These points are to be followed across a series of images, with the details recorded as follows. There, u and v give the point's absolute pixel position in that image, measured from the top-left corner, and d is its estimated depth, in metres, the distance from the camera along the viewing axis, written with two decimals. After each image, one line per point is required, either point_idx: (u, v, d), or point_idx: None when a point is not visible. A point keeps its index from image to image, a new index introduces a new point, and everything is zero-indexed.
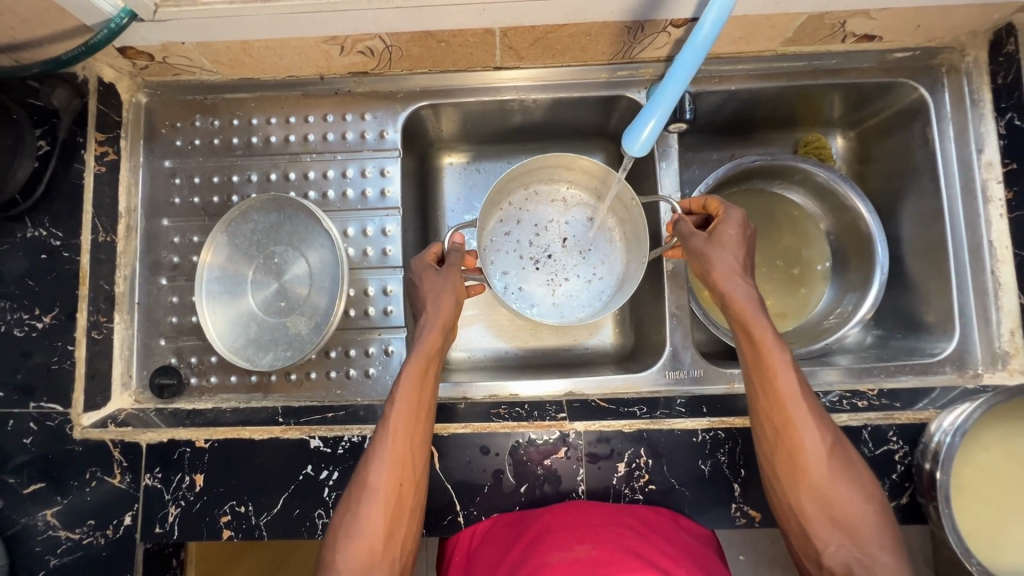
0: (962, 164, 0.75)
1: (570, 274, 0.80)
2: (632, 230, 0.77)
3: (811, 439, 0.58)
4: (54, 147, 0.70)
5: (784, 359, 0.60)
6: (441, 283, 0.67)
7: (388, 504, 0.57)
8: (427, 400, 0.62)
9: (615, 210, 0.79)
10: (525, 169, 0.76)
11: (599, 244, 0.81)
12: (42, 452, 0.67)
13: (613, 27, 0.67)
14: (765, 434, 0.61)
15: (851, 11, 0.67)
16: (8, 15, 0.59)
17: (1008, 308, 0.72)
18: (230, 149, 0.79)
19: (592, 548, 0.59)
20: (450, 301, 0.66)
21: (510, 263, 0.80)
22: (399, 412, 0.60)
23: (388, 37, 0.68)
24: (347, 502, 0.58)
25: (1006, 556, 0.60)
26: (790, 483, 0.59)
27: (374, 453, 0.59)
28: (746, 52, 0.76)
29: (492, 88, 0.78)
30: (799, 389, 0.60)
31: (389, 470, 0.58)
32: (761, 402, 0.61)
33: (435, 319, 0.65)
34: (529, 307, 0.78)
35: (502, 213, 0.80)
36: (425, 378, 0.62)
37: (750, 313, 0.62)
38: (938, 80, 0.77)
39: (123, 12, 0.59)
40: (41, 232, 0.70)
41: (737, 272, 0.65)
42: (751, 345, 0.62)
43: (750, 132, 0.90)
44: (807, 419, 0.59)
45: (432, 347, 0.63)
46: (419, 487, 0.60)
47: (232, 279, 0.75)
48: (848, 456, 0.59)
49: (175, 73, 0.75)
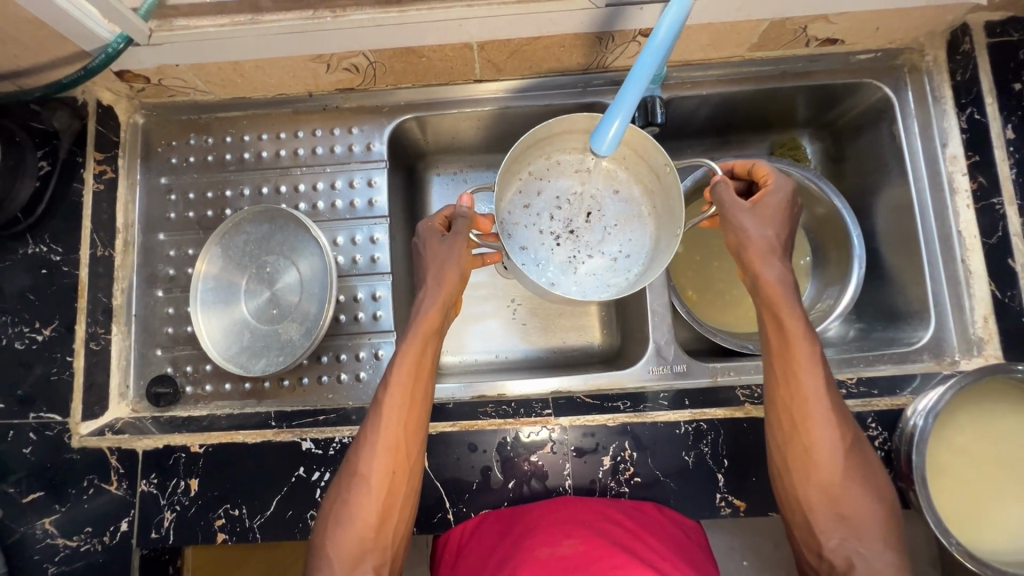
0: (928, 158, 0.78)
1: (594, 251, 0.72)
2: (665, 203, 0.70)
3: (828, 433, 0.59)
4: (54, 167, 0.75)
5: (811, 353, 0.61)
6: (443, 256, 0.66)
7: (379, 494, 0.60)
8: (421, 390, 0.64)
9: (647, 181, 0.72)
10: (547, 132, 0.69)
11: (627, 219, 0.73)
12: (41, 461, 0.69)
13: (584, 38, 0.70)
14: (781, 424, 0.61)
15: (811, 16, 0.71)
16: (12, 44, 0.63)
17: (980, 295, 0.74)
18: (223, 165, 0.82)
19: (578, 544, 0.60)
20: (452, 281, 0.66)
21: (530, 238, 0.72)
22: (393, 400, 0.62)
23: (371, 54, 0.72)
24: (337, 489, 0.61)
25: (982, 537, 0.61)
26: (798, 474, 0.60)
27: (367, 442, 0.61)
28: (714, 58, 0.80)
29: (474, 100, 0.82)
30: (823, 383, 0.60)
31: (379, 460, 0.60)
32: (783, 392, 0.61)
33: (439, 288, 0.66)
34: (549, 285, 0.70)
35: (520, 183, 0.72)
36: (419, 369, 0.64)
37: (782, 303, 0.62)
38: (901, 79, 0.80)
39: (119, 37, 0.64)
40: (41, 248, 0.73)
41: (776, 257, 0.64)
42: (777, 336, 0.62)
43: (727, 134, 0.93)
44: (826, 413, 0.60)
45: (429, 327, 0.65)
46: (413, 478, 0.62)
47: (226, 289, 0.78)
48: (863, 453, 0.60)
49: (170, 94, 0.78)
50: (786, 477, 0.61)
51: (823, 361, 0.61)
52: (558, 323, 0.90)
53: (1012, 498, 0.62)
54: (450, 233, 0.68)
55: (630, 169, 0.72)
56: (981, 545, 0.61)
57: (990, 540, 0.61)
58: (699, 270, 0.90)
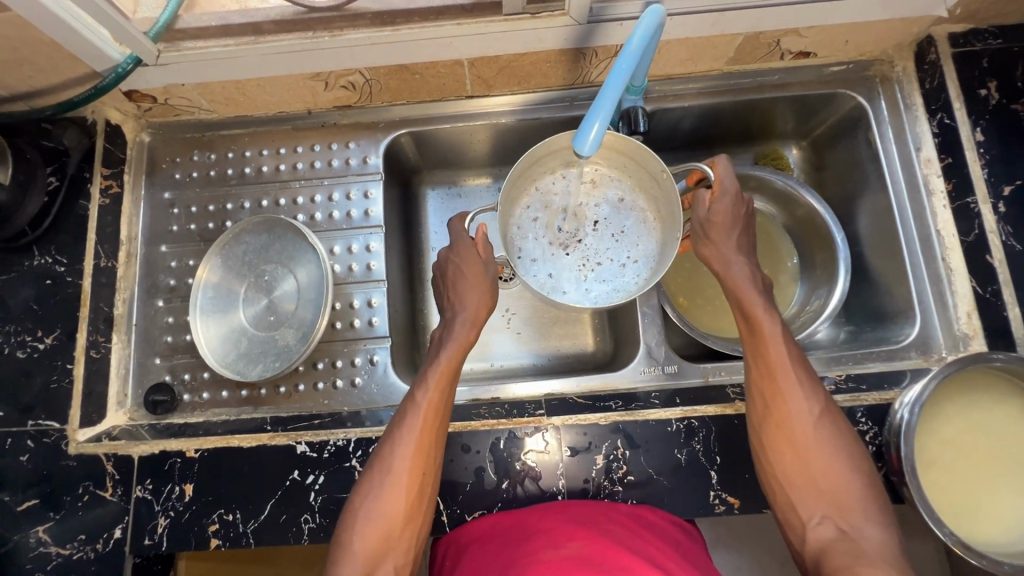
0: (903, 161, 0.81)
1: (603, 258, 0.74)
2: (666, 207, 0.73)
3: (799, 408, 0.62)
4: (62, 183, 0.78)
5: (778, 334, 0.64)
6: (479, 278, 0.70)
7: (408, 493, 0.61)
8: (447, 399, 0.65)
9: (649, 188, 0.74)
10: (546, 150, 0.71)
11: (633, 226, 0.75)
12: (38, 469, 0.69)
13: (567, 53, 0.75)
14: (756, 405, 0.64)
15: (783, 30, 0.75)
16: (28, 66, 0.67)
17: (962, 292, 0.75)
18: (225, 179, 0.85)
19: (583, 546, 0.58)
20: (487, 300, 0.70)
21: (538, 251, 0.74)
22: (428, 399, 0.64)
23: (367, 71, 0.75)
24: (361, 491, 0.62)
25: (972, 528, 0.61)
26: (774, 451, 0.62)
27: (395, 440, 0.63)
28: (695, 72, 0.84)
29: (466, 115, 0.85)
30: (790, 362, 0.63)
31: (409, 458, 0.61)
32: (755, 374, 0.65)
33: (472, 306, 0.69)
34: (560, 294, 0.73)
35: (527, 199, 0.75)
36: (451, 376, 0.66)
37: (744, 291, 0.66)
38: (874, 89, 0.84)
39: (128, 58, 0.68)
40: (47, 259, 0.76)
41: (734, 253, 0.68)
42: (747, 322, 0.66)
43: (712, 145, 0.96)
44: (796, 389, 0.63)
45: (464, 341, 0.67)
46: (435, 479, 0.64)
47: (224, 297, 0.80)
48: (839, 428, 0.62)
49: (175, 113, 0.82)
50: (764, 456, 0.63)
51: (795, 345, 0.65)
52: (552, 330, 0.92)
53: (1006, 490, 0.63)
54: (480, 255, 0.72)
55: (632, 177, 0.75)
56: (971, 535, 0.61)
57: (979, 531, 0.61)
58: (689, 277, 0.92)
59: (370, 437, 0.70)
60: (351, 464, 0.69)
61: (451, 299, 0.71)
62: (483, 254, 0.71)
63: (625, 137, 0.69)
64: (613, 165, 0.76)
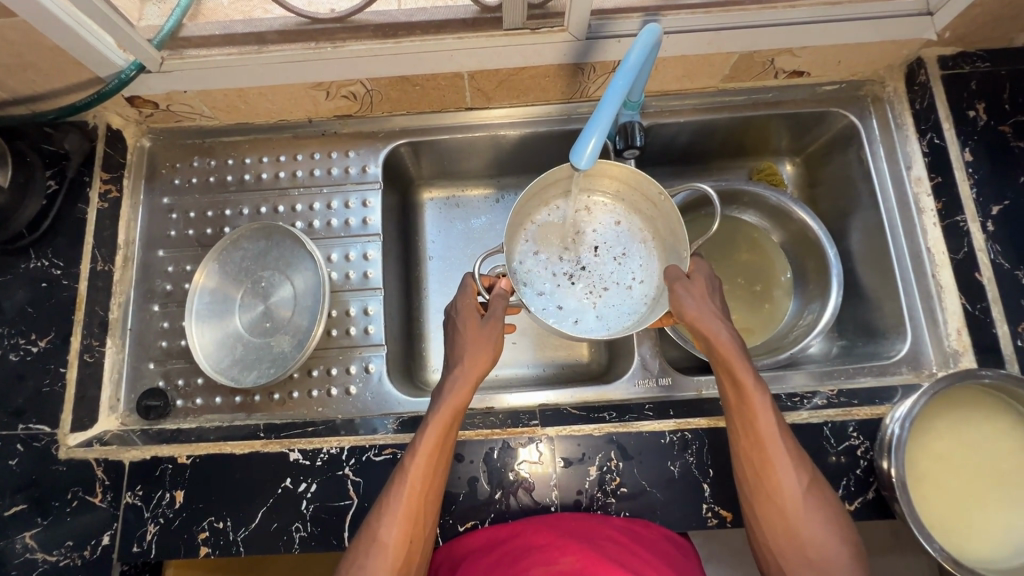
0: (895, 179, 0.82)
1: (609, 283, 0.75)
2: (666, 226, 0.74)
3: (789, 478, 0.59)
4: (61, 186, 0.78)
5: (766, 402, 0.61)
6: (482, 333, 0.66)
7: (395, 559, 0.57)
8: (441, 461, 0.61)
9: (644, 210, 0.75)
10: (542, 183, 0.72)
11: (632, 247, 0.76)
12: (27, 473, 0.69)
13: (565, 68, 0.76)
14: (746, 476, 0.62)
15: (777, 50, 0.77)
16: (31, 70, 0.67)
17: (952, 309, 0.76)
18: (224, 185, 0.86)
19: (576, 560, 0.57)
20: (489, 354, 0.65)
21: (544, 282, 0.75)
22: (419, 463, 0.60)
23: (369, 82, 0.76)
24: (352, 553, 0.58)
25: (965, 545, 0.62)
26: (766, 520, 0.60)
27: (386, 505, 0.59)
28: (691, 88, 0.85)
29: (466, 127, 0.86)
30: (781, 436, 0.61)
31: (398, 526, 0.58)
32: (747, 455, 0.61)
33: (474, 362, 0.64)
34: (572, 323, 0.73)
35: (525, 233, 0.76)
36: (446, 437, 0.61)
37: (732, 356, 0.62)
38: (865, 108, 0.85)
39: (132, 65, 0.69)
40: (43, 262, 0.76)
41: (717, 315, 0.65)
42: (734, 387, 0.62)
43: (707, 161, 0.97)
44: (786, 461, 0.60)
45: (461, 398, 0.62)
46: (428, 538, 0.60)
47: (220, 302, 0.80)
48: (830, 501, 0.60)
49: (177, 120, 0.83)
50: (756, 524, 0.61)
51: (779, 414, 0.62)
52: (549, 341, 0.91)
53: (995, 507, 0.63)
54: (486, 314, 0.68)
55: (626, 201, 0.76)
56: (961, 552, 0.62)
57: (975, 549, 0.62)
58: None
59: (363, 445, 0.69)
60: (344, 472, 0.68)
61: (450, 358, 0.66)
62: (490, 307, 0.67)
63: (627, 166, 0.70)
64: (605, 191, 0.77)
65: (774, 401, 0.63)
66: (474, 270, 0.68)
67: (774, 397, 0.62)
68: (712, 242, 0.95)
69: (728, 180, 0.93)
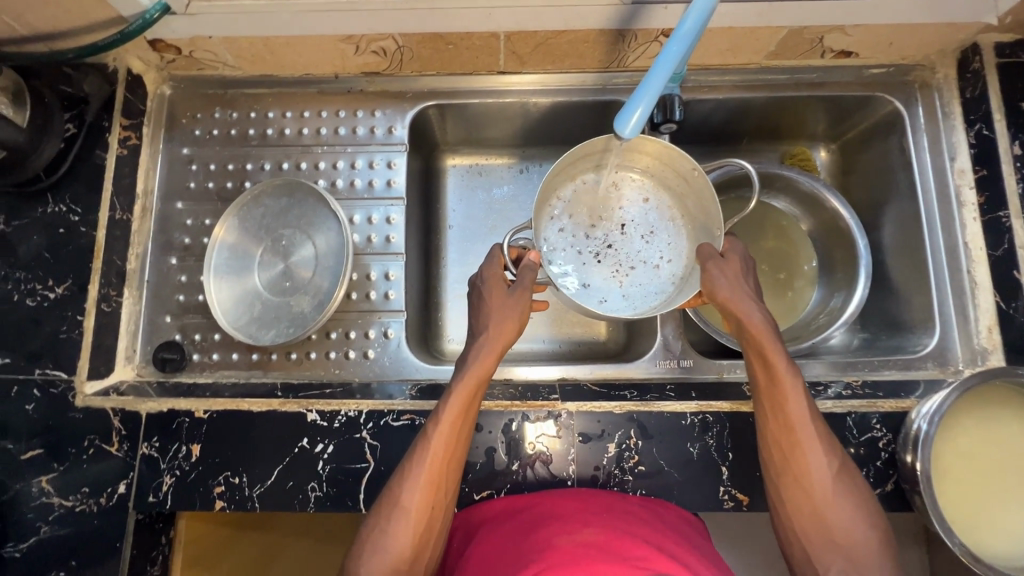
0: (936, 171, 0.80)
1: (636, 262, 0.73)
2: (697, 205, 0.72)
3: (816, 464, 0.59)
4: (80, 130, 0.76)
5: (798, 387, 0.60)
6: (507, 303, 0.64)
7: (417, 523, 0.57)
8: (464, 430, 0.61)
9: (675, 187, 0.73)
10: (573, 157, 0.70)
11: (661, 225, 0.74)
12: (43, 420, 0.68)
13: (607, 34, 0.73)
14: (772, 461, 0.61)
15: (828, 27, 0.73)
16: (53, 5, 0.64)
17: (985, 306, 0.75)
18: (246, 139, 0.83)
19: (598, 532, 0.56)
20: (514, 325, 0.64)
21: (569, 260, 0.73)
22: (443, 430, 0.59)
23: (400, 37, 0.73)
24: (375, 515, 0.58)
25: (983, 542, 0.62)
26: (790, 504, 0.59)
27: (409, 470, 0.59)
28: (732, 64, 0.82)
29: (497, 92, 0.83)
30: (810, 421, 0.60)
31: (421, 491, 0.58)
32: (774, 440, 0.61)
33: (499, 332, 0.63)
34: (599, 302, 0.71)
35: (552, 208, 0.73)
36: (470, 406, 0.61)
37: (765, 339, 0.61)
38: (912, 95, 0.82)
39: (157, 6, 0.65)
40: (61, 207, 0.74)
41: (750, 297, 0.63)
42: (765, 371, 0.61)
43: (740, 142, 0.94)
44: (814, 447, 0.59)
45: (486, 368, 0.61)
46: (449, 504, 0.60)
47: (240, 258, 0.79)
48: (859, 488, 0.59)
49: (199, 67, 0.80)
50: (780, 508, 0.60)
51: (810, 399, 0.61)
52: (566, 317, 0.90)
53: (1015, 507, 0.63)
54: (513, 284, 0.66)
55: (656, 177, 0.74)
56: (978, 548, 0.62)
57: (992, 547, 0.62)
58: None
59: (381, 410, 0.69)
60: (362, 435, 0.68)
61: (474, 327, 0.65)
62: (519, 278, 0.65)
63: (664, 142, 0.68)
64: (635, 167, 0.74)
65: (805, 386, 0.61)
66: (503, 242, 0.67)
67: (806, 382, 0.61)
68: (739, 226, 0.93)
69: (763, 163, 0.90)
